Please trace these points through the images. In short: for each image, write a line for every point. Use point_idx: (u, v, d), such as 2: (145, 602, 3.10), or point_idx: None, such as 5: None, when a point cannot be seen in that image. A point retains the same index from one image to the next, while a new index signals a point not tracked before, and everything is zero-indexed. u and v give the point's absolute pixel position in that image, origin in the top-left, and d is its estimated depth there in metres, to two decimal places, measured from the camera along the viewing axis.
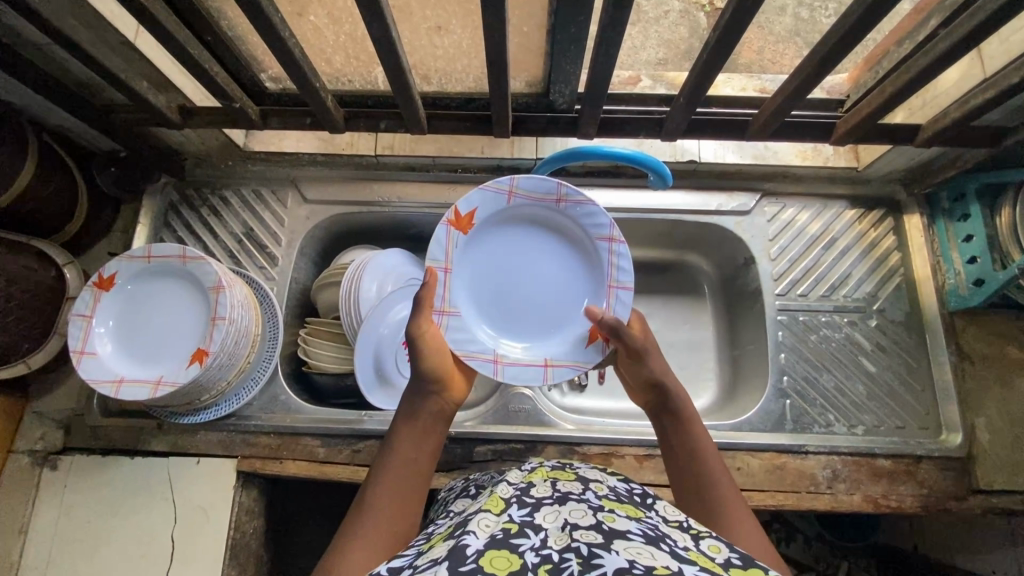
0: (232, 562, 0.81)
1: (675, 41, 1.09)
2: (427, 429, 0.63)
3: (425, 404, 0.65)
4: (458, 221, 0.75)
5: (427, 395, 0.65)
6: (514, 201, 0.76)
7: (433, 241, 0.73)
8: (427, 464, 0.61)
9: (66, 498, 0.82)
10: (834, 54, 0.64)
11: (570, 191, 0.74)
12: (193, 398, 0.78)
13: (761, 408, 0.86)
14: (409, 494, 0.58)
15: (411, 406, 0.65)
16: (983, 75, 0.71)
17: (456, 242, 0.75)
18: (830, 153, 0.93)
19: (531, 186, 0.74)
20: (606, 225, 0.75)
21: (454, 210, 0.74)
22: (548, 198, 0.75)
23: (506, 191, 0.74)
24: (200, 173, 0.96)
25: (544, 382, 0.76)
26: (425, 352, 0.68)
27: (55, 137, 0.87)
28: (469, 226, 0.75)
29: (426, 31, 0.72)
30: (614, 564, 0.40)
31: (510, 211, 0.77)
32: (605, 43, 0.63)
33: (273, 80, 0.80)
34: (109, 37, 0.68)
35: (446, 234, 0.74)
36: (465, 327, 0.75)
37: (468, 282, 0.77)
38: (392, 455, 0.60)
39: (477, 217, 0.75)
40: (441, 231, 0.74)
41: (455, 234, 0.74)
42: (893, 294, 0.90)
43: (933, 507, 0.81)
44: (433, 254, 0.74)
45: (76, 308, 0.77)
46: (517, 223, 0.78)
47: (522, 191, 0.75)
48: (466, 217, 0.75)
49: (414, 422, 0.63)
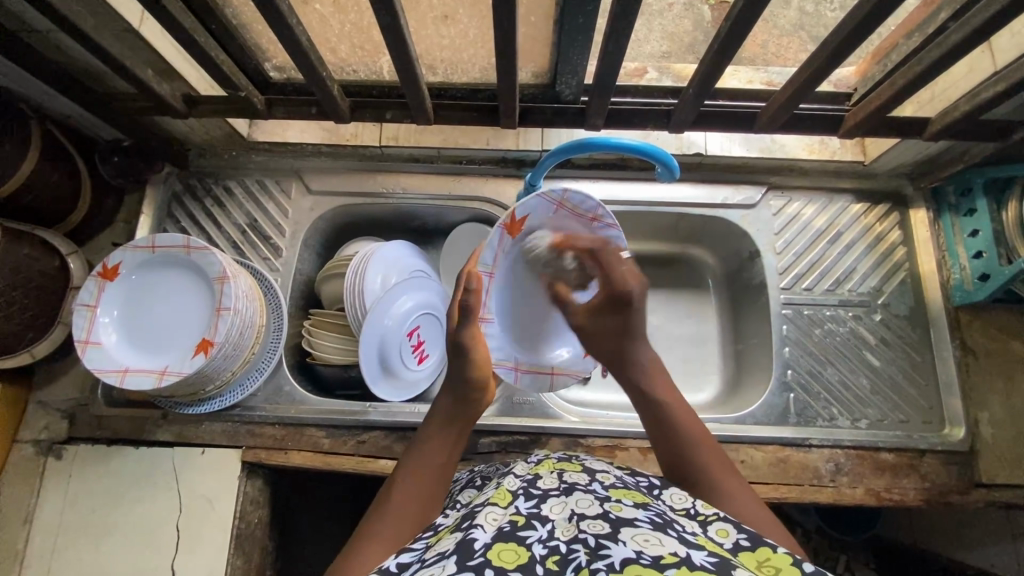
0: (237, 552, 0.81)
1: (679, 34, 1.08)
2: (456, 434, 0.64)
3: (458, 409, 0.65)
4: (511, 224, 0.69)
5: (450, 401, 0.66)
6: (563, 211, 0.70)
7: (485, 246, 0.69)
8: (449, 463, 0.62)
9: (71, 488, 0.83)
10: (844, 46, 0.63)
11: (606, 213, 0.69)
12: (198, 388, 0.78)
13: (765, 402, 0.86)
14: (429, 490, 0.58)
15: (448, 410, 0.65)
16: (993, 68, 0.70)
17: (505, 247, 0.71)
18: (837, 147, 0.92)
19: (583, 201, 0.68)
20: None
21: (509, 214, 0.68)
22: (597, 218, 0.70)
23: (559, 202, 0.68)
24: (204, 163, 0.96)
25: (551, 389, 0.82)
26: (474, 358, 0.66)
27: (59, 126, 0.87)
28: (519, 230, 0.70)
29: (433, 20, 0.72)
30: (622, 555, 0.41)
31: (560, 219, 0.71)
32: (614, 34, 0.63)
33: (278, 69, 0.80)
34: (113, 24, 0.67)
35: (498, 238, 0.69)
36: (497, 336, 0.76)
37: (507, 287, 0.75)
38: (418, 454, 0.61)
39: (528, 222, 0.70)
40: (494, 236, 0.69)
41: (506, 239, 0.70)
42: (898, 288, 0.90)
43: (936, 500, 0.82)
44: (483, 260, 0.70)
45: (81, 297, 0.77)
46: (562, 231, 0.73)
47: (572, 204, 0.69)
48: (518, 222, 0.69)
49: (448, 425, 0.64)
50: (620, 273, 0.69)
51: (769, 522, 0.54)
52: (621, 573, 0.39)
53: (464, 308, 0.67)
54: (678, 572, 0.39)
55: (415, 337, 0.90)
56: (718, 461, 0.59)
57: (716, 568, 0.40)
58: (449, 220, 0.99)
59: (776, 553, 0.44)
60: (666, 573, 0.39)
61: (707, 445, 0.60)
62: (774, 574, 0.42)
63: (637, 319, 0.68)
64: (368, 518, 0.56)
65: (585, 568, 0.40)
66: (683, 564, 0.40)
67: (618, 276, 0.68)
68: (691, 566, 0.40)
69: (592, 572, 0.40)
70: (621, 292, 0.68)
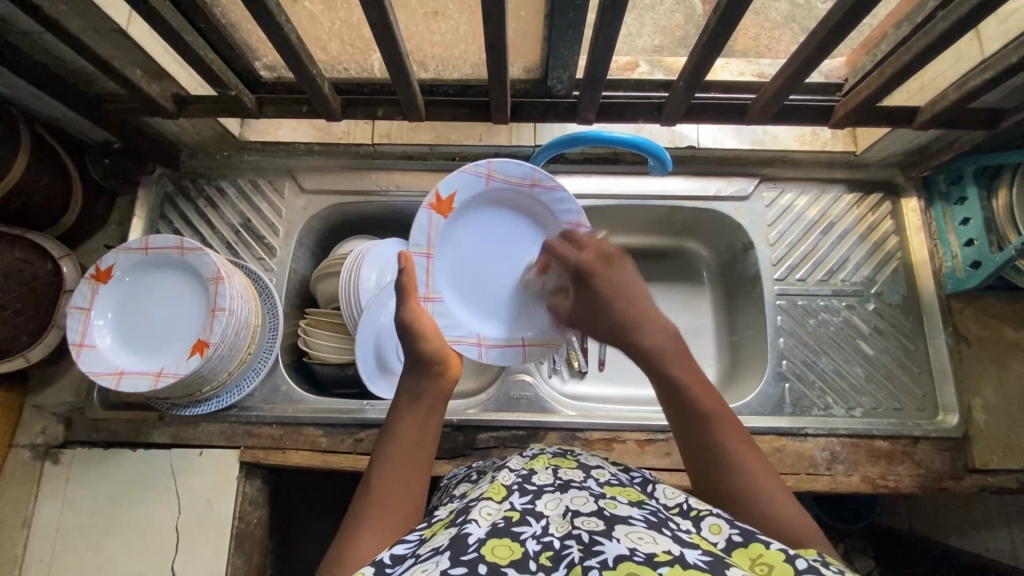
0: (237, 553, 0.81)
1: (671, 28, 1.08)
2: (427, 411, 0.64)
3: (424, 386, 0.65)
4: (438, 204, 0.78)
5: (418, 379, 0.66)
6: (492, 184, 0.79)
7: (415, 227, 0.77)
8: (426, 443, 0.62)
9: (69, 491, 0.82)
10: (832, 35, 0.63)
11: (543, 176, 0.79)
12: (194, 389, 0.78)
13: (760, 392, 0.87)
14: (410, 471, 0.59)
15: (411, 388, 0.65)
16: (981, 56, 0.71)
17: (437, 226, 0.78)
18: (829, 138, 0.92)
19: (506, 170, 0.78)
20: (575, 211, 0.80)
21: (434, 194, 0.77)
22: (522, 181, 0.79)
23: (484, 175, 0.78)
24: (195, 164, 0.95)
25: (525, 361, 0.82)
26: (424, 335, 0.67)
27: (49, 129, 0.86)
28: (449, 209, 0.78)
29: (423, 17, 0.72)
30: (615, 552, 0.41)
31: (488, 194, 0.80)
32: (604, 27, 0.63)
33: (267, 68, 0.80)
34: (101, 24, 0.66)
35: (428, 217, 0.77)
36: (449, 312, 0.79)
37: (450, 263, 0.81)
38: (391, 436, 0.62)
39: (456, 201, 0.79)
40: (423, 216, 0.77)
41: (436, 218, 0.78)
42: (890, 277, 0.91)
43: (931, 486, 0.82)
44: (416, 240, 0.77)
45: (74, 301, 0.77)
46: (494, 207, 0.82)
47: (499, 175, 0.79)
48: (446, 201, 0.78)
49: (415, 404, 0.64)
50: (578, 256, 0.71)
51: (801, 525, 0.53)
52: (614, 570, 0.40)
53: (399, 289, 0.69)
54: (671, 570, 0.39)
55: None
56: (743, 450, 0.58)
57: (709, 566, 0.40)
58: None
59: (768, 550, 0.44)
60: (659, 570, 0.39)
61: (728, 430, 0.59)
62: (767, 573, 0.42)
63: (605, 286, 0.68)
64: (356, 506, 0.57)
65: (579, 566, 0.41)
66: (676, 562, 0.40)
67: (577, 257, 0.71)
68: (684, 564, 0.40)
69: (586, 570, 0.40)
70: (583, 270, 0.70)
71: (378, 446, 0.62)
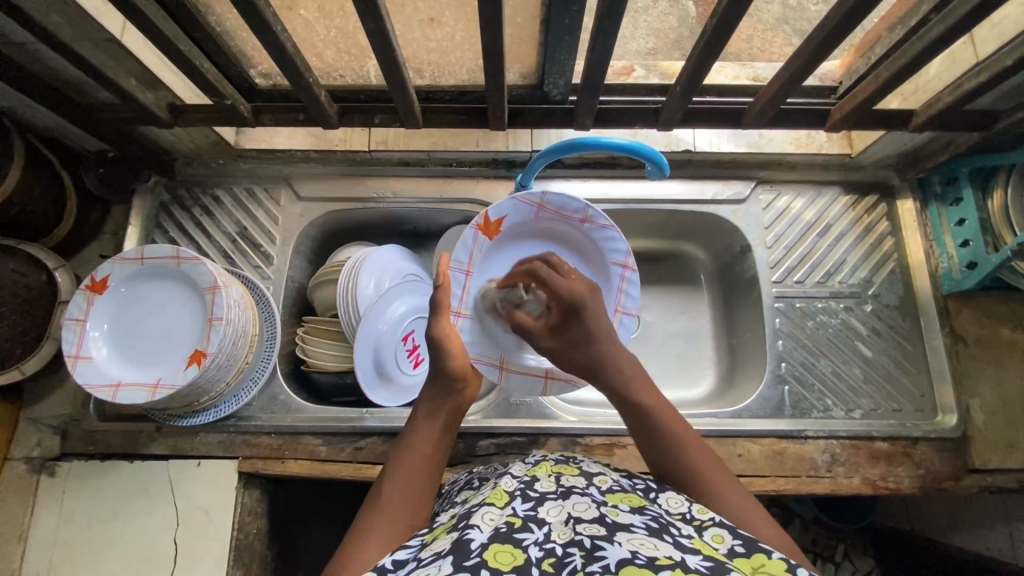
0: (236, 563, 0.80)
1: (665, 31, 1.08)
2: (444, 425, 0.65)
3: (444, 403, 0.67)
4: (485, 226, 0.80)
5: (439, 391, 0.67)
6: (542, 214, 0.81)
7: (460, 243, 0.79)
8: (439, 455, 0.63)
9: (65, 504, 0.82)
10: (829, 39, 0.64)
11: (595, 214, 0.80)
12: (192, 400, 0.78)
13: (760, 395, 0.87)
14: (422, 482, 0.59)
15: (432, 402, 0.67)
16: (975, 59, 0.71)
17: (481, 246, 0.81)
18: (825, 140, 0.93)
19: (560, 203, 0.80)
20: (622, 253, 0.80)
21: (483, 215, 0.79)
22: (572, 215, 0.80)
23: (536, 204, 0.80)
24: (191, 172, 0.95)
25: (545, 392, 0.82)
26: (450, 352, 0.69)
27: (43, 139, 0.86)
28: (496, 232, 0.81)
29: (419, 23, 0.71)
30: (617, 556, 0.41)
31: (536, 223, 0.82)
32: (602, 33, 0.63)
33: (263, 75, 0.79)
34: (94, 35, 0.66)
35: (474, 237, 0.79)
36: (478, 331, 0.81)
37: (489, 288, 0.83)
38: (407, 446, 0.63)
39: (504, 224, 0.81)
40: (469, 235, 0.79)
41: (481, 238, 0.80)
42: (887, 279, 0.91)
43: (930, 487, 0.83)
44: (458, 255, 0.79)
45: (70, 312, 0.76)
46: (541, 238, 0.83)
47: (551, 207, 0.80)
48: (495, 222, 0.80)
49: (434, 417, 0.65)
50: (566, 285, 0.70)
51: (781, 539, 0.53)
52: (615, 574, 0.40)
53: (433, 304, 0.72)
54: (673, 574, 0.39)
55: (410, 341, 0.90)
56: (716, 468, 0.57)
57: (711, 571, 0.41)
58: (441, 223, 0.99)
59: (770, 560, 0.44)
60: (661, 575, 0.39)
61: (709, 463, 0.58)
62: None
63: (593, 324, 0.68)
64: (362, 514, 0.57)
65: (581, 572, 0.41)
66: (677, 567, 0.40)
67: (563, 287, 0.70)
68: (686, 569, 0.40)
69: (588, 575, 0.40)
70: (570, 300, 0.69)
71: (392, 455, 0.62)
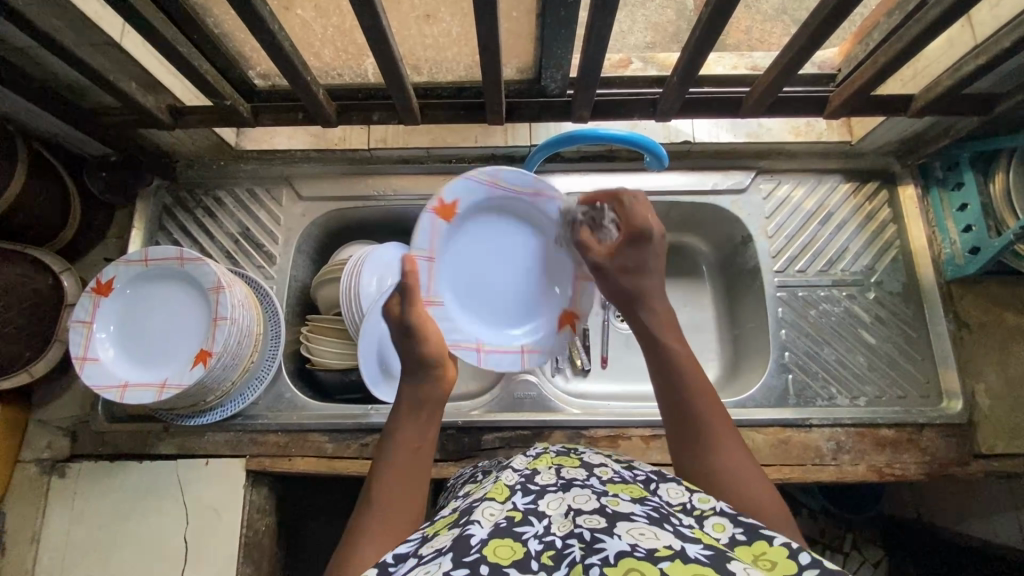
0: (246, 560, 0.81)
1: (663, 24, 1.08)
2: (429, 422, 0.64)
3: (425, 391, 0.65)
4: (442, 209, 0.75)
5: (418, 380, 0.65)
6: (497, 191, 0.78)
7: (418, 230, 0.73)
8: (427, 450, 0.63)
9: (76, 505, 0.82)
10: (823, 26, 0.63)
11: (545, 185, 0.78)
12: (198, 399, 0.78)
13: (764, 385, 0.87)
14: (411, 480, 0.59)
15: (414, 394, 0.65)
16: (973, 41, 0.71)
17: (440, 231, 0.75)
18: (824, 128, 0.93)
19: (515, 178, 0.77)
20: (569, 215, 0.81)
21: (438, 199, 0.74)
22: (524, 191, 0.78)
23: (490, 182, 0.76)
24: (193, 175, 0.95)
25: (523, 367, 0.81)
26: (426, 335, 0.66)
27: (46, 145, 0.87)
28: (451, 215, 0.76)
29: (416, 21, 0.72)
30: (617, 548, 0.41)
31: (489, 202, 0.78)
32: (596, 27, 0.63)
33: (261, 76, 0.80)
34: (95, 38, 0.67)
35: (431, 223, 0.74)
36: (449, 316, 0.78)
37: (452, 278, 0.79)
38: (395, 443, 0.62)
39: (459, 207, 0.76)
40: (426, 220, 0.73)
41: (439, 223, 0.75)
42: (890, 265, 0.91)
43: (936, 473, 0.83)
44: (417, 243, 0.74)
45: (77, 314, 0.77)
46: (489, 213, 0.80)
47: (505, 184, 0.77)
48: (450, 205, 0.75)
49: (417, 411, 0.64)
50: (642, 218, 0.68)
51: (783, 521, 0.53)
52: (615, 566, 0.40)
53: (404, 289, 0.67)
54: (672, 565, 0.39)
55: None
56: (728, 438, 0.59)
57: (711, 561, 0.40)
58: None
59: (772, 547, 0.44)
60: (660, 566, 0.39)
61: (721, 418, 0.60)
62: (770, 568, 0.43)
63: (653, 260, 0.69)
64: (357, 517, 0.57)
65: (580, 565, 0.41)
66: (677, 557, 0.40)
67: (640, 218, 0.68)
68: (684, 559, 0.40)
69: (587, 568, 0.41)
70: (639, 230, 0.68)
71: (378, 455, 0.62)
